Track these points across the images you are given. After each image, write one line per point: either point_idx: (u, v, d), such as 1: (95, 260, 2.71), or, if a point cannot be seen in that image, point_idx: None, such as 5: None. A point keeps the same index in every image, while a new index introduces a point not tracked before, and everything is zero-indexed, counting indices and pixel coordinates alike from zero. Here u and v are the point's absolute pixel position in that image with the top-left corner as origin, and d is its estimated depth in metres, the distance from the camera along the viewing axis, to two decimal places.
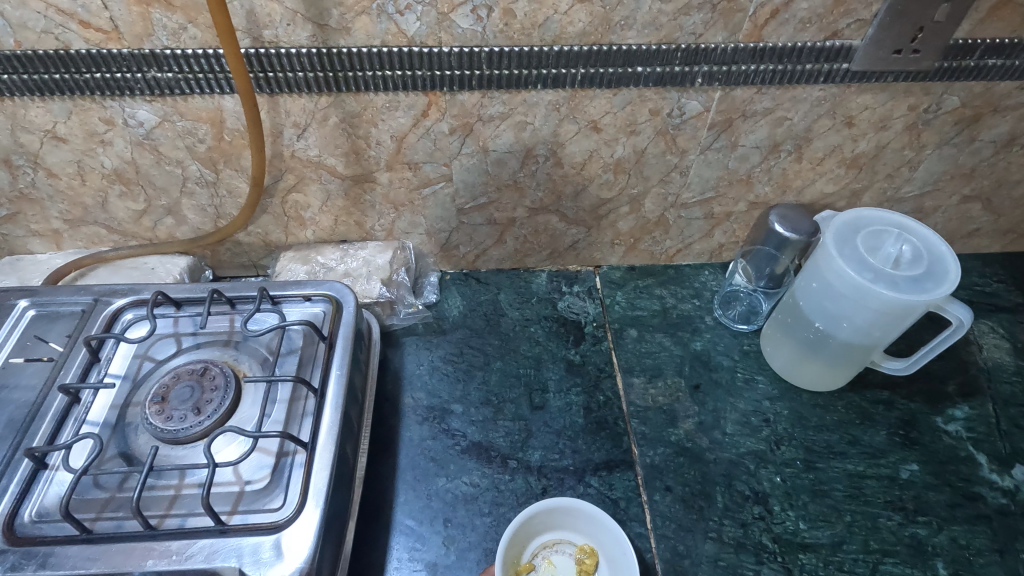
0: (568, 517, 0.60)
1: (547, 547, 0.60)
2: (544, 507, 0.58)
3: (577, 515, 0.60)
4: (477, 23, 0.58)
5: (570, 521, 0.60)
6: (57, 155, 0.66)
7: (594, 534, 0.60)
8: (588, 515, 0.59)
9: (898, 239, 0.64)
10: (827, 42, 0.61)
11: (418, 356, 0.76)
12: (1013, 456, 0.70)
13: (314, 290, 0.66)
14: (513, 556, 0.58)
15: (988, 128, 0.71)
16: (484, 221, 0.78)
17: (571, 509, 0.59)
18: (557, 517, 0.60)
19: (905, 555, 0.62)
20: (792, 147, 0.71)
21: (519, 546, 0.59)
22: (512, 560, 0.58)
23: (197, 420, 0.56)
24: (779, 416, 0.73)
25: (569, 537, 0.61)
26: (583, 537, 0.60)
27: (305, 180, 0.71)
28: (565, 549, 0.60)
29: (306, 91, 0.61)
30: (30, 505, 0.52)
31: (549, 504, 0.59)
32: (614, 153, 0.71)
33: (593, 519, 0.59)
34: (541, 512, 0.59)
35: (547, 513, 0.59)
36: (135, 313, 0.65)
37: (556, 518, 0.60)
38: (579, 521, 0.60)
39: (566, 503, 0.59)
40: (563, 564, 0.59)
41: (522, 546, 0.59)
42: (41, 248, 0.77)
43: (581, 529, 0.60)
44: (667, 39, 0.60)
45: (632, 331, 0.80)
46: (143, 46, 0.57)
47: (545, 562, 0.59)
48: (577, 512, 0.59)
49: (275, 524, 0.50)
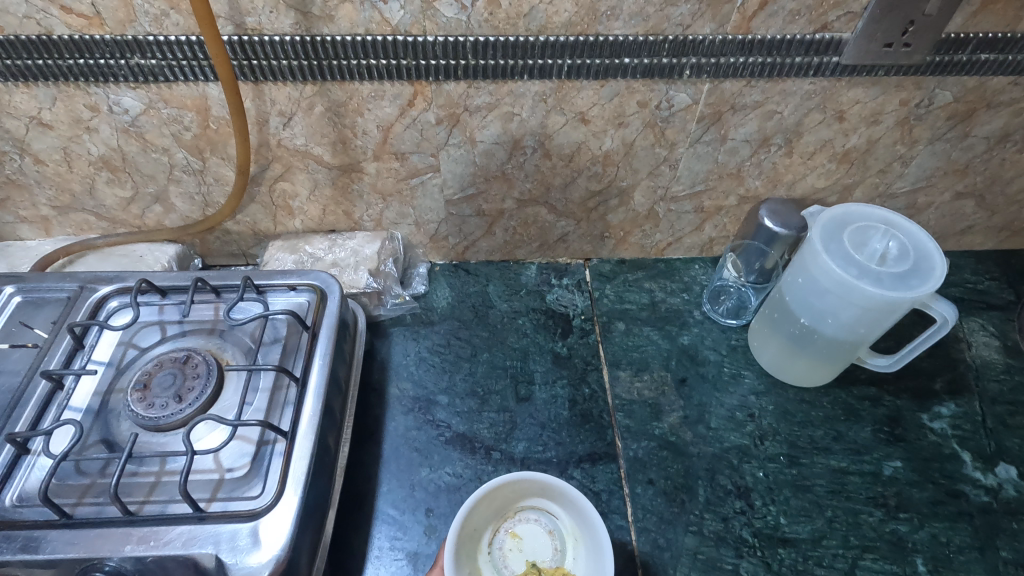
0: (530, 489, 0.57)
1: (509, 518, 0.58)
2: (487, 490, 0.54)
3: (537, 483, 0.56)
4: (462, 12, 0.57)
5: (533, 492, 0.57)
6: (43, 141, 0.66)
7: (563, 501, 0.56)
8: (545, 480, 0.55)
9: (885, 236, 0.64)
10: (817, 35, 0.60)
11: (405, 346, 0.76)
12: (997, 454, 0.70)
13: (298, 280, 0.66)
14: (470, 551, 0.55)
15: (982, 124, 0.71)
16: (473, 212, 0.78)
17: (524, 480, 0.55)
18: (512, 491, 0.57)
19: (884, 550, 0.63)
20: (783, 141, 0.71)
21: (475, 537, 0.56)
22: (467, 561, 0.54)
23: (178, 408, 0.56)
24: (764, 410, 0.73)
25: (539, 505, 0.58)
26: (556, 504, 0.57)
27: (292, 169, 0.70)
28: (537, 518, 0.58)
29: (292, 79, 0.61)
30: (12, 489, 0.52)
31: (489, 487, 0.54)
32: (603, 145, 0.70)
33: (555, 488, 0.55)
34: (485, 494, 0.55)
35: (495, 492, 0.56)
36: (120, 300, 0.65)
37: (511, 491, 0.57)
38: (542, 488, 0.56)
39: (515, 479, 0.55)
40: (529, 533, 0.57)
41: (477, 533, 0.56)
42: (31, 235, 0.78)
43: (550, 497, 0.57)
44: (655, 30, 0.59)
45: (620, 324, 0.80)
46: (126, 32, 0.57)
47: (508, 536, 0.57)
48: (533, 481, 0.55)
49: (253, 512, 0.51)
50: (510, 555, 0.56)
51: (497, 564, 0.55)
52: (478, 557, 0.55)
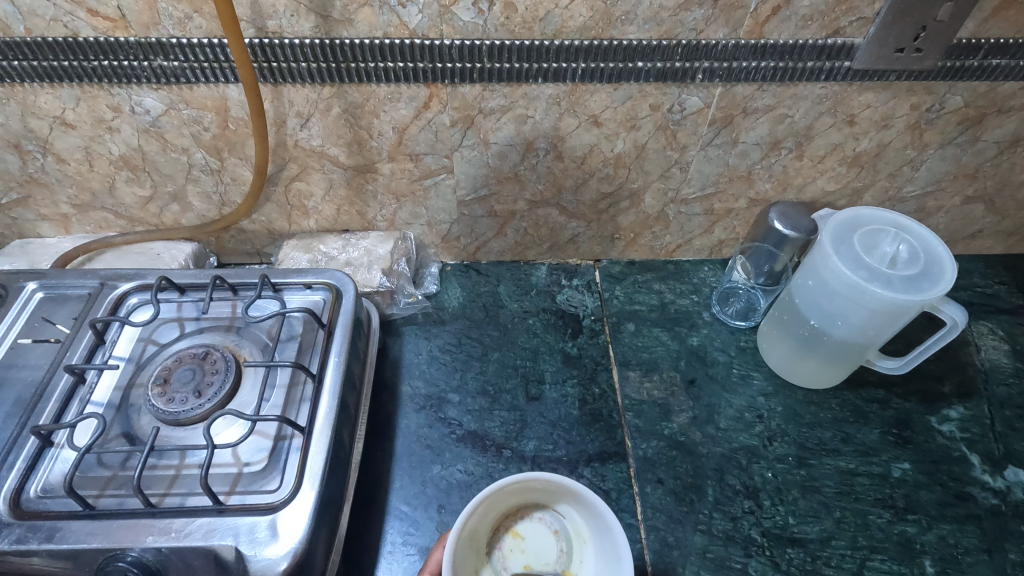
0: (535, 489, 0.56)
1: (510, 517, 0.58)
2: (483, 496, 0.53)
3: (547, 486, 0.55)
4: (478, 16, 0.58)
5: (541, 493, 0.57)
6: (66, 141, 0.67)
7: (573, 503, 0.56)
8: (555, 482, 0.55)
9: (896, 238, 0.64)
10: (829, 40, 0.61)
11: (417, 345, 0.77)
12: (1006, 457, 0.70)
13: (314, 278, 0.67)
14: (471, 553, 0.54)
15: (992, 128, 0.71)
16: (485, 213, 0.79)
17: (525, 483, 0.54)
18: (512, 493, 0.56)
19: (892, 551, 0.63)
20: (793, 144, 0.71)
21: (476, 539, 0.55)
22: (467, 564, 0.54)
23: (198, 403, 0.57)
24: (773, 412, 0.73)
25: (544, 504, 0.58)
26: (563, 504, 0.57)
27: (308, 169, 0.71)
28: (541, 517, 0.58)
29: (310, 81, 0.62)
30: (36, 481, 0.53)
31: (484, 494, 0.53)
32: (615, 148, 0.71)
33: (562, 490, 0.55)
34: (490, 497, 0.54)
35: (496, 495, 0.55)
36: (140, 297, 0.66)
37: (514, 493, 0.56)
38: (549, 490, 0.56)
39: (523, 481, 0.54)
40: (532, 533, 0.57)
41: (479, 535, 0.56)
42: (50, 232, 0.79)
43: (560, 498, 0.56)
44: (668, 35, 0.60)
45: (629, 325, 0.81)
46: (150, 35, 0.58)
47: (510, 535, 0.57)
48: (540, 483, 0.54)
49: (271, 506, 0.52)
50: (511, 556, 0.56)
51: (497, 565, 0.56)
52: (479, 560, 0.55)
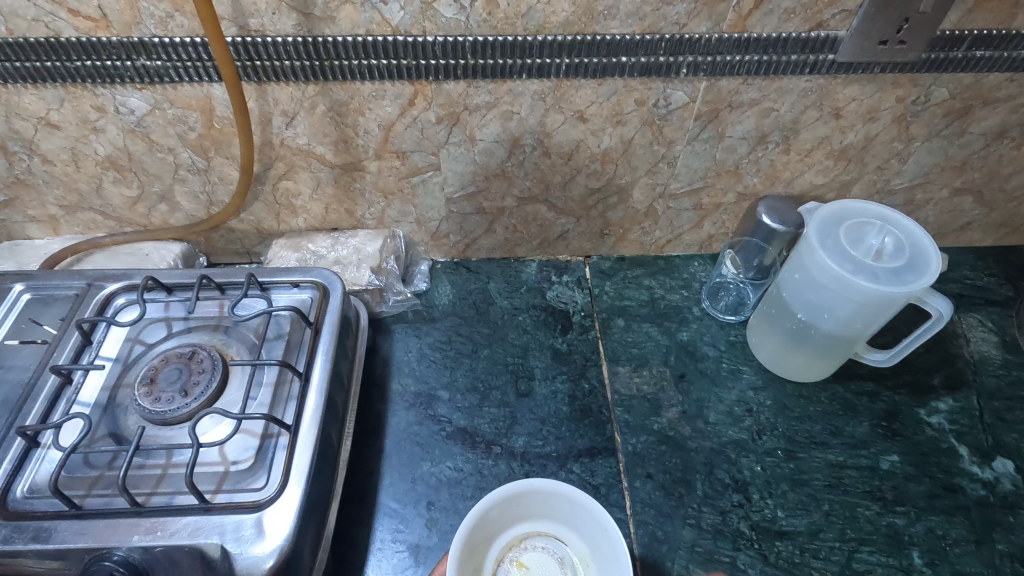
0: (535, 509, 0.57)
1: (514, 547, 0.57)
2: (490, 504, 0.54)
3: (545, 501, 0.57)
4: (460, 12, 0.58)
5: (540, 515, 0.58)
6: (51, 141, 0.67)
7: (574, 523, 0.57)
8: (553, 497, 0.56)
9: (881, 231, 0.64)
10: (812, 33, 0.61)
11: (407, 343, 0.77)
12: (994, 449, 0.70)
13: (301, 277, 0.67)
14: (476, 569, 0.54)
15: (979, 120, 0.71)
16: (474, 210, 0.79)
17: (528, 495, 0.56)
18: (516, 510, 0.57)
19: (881, 543, 0.63)
20: (780, 138, 0.71)
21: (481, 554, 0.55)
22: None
23: (184, 402, 0.57)
24: (762, 405, 0.73)
25: (546, 533, 0.58)
26: (565, 529, 0.58)
27: (295, 168, 0.71)
28: (545, 546, 0.58)
29: (295, 80, 0.62)
30: (23, 481, 0.53)
31: (490, 499, 0.54)
32: (602, 143, 0.71)
33: (563, 505, 0.57)
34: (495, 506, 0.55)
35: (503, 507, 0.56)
36: (127, 297, 0.66)
37: (517, 511, 0.57)
38: (550, 508, 0.57)
39: (527, 492, 0.56)
40: (537, 562, 0.57)
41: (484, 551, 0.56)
42: (39, 234, 0.79)
43: (559, 521, 0.58)
44: (652, 29, 0.60)
45: (619, 321, 0.81)
46: (132, 34, 0.58)
47: (515, 566, 0.57)
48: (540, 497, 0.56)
49: (257, 504, 0.52)
50: None
51: None
52: None
